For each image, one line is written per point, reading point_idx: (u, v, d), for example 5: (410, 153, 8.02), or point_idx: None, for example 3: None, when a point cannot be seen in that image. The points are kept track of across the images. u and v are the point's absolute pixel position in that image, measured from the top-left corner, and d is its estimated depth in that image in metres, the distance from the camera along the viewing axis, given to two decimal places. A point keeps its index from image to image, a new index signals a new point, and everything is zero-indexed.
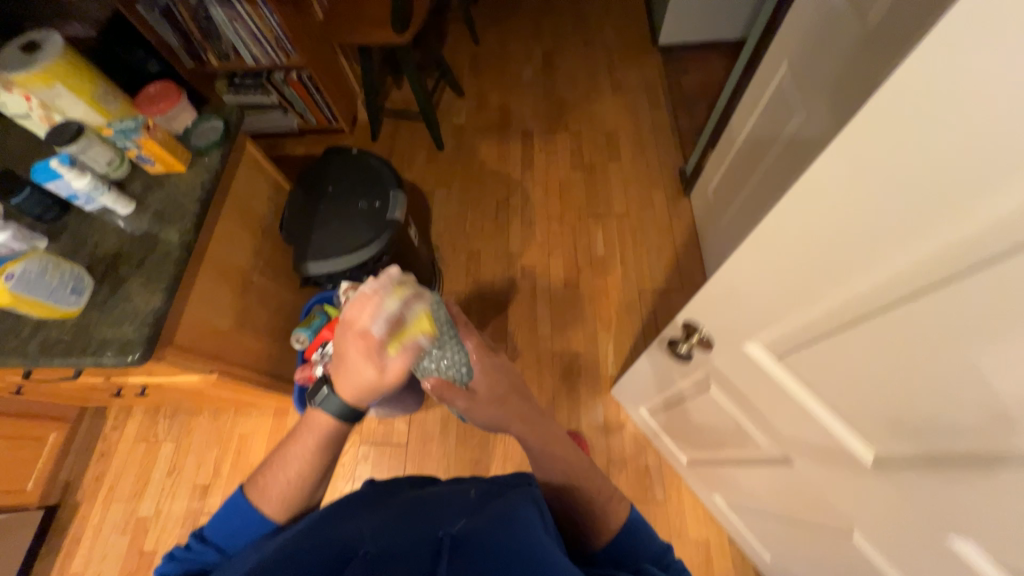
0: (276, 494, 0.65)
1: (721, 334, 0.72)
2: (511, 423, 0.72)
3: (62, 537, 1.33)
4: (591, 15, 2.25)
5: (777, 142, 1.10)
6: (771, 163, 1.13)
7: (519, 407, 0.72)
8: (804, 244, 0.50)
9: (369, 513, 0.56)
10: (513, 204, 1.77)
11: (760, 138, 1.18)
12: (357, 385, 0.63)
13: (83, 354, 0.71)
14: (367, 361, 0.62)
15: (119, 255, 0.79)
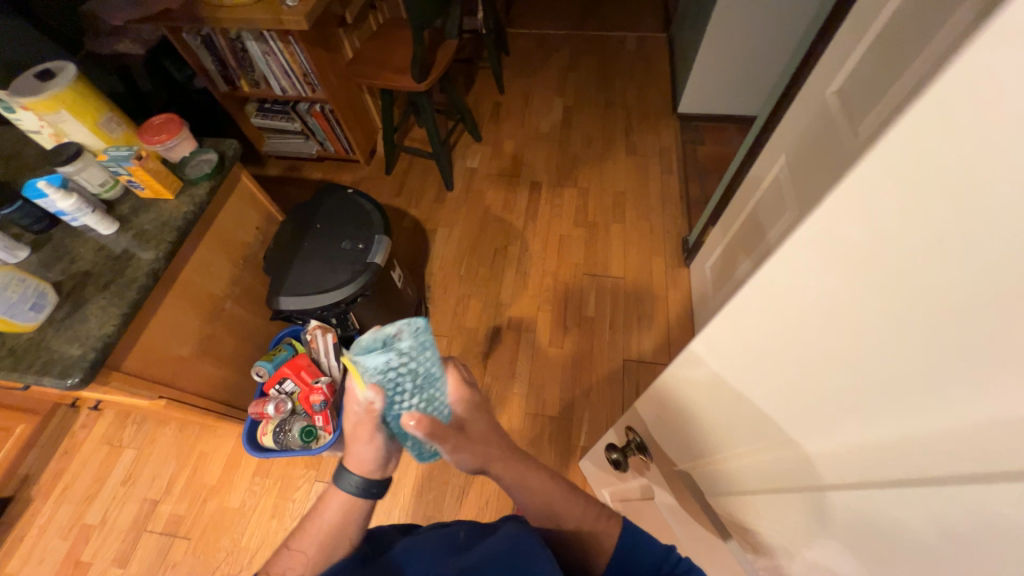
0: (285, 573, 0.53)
1: (683, 424, 0.60)
2: (496, 464, 0.62)
3: (7, 532, 1.32)
4: (616, 76, 2.31)
5: (769, 234, 1.06)
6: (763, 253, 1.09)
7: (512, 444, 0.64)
8: (760, 347, 0.42)
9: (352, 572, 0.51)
10: (510, 252, 1.77)
11: (756, 224, 1.15)
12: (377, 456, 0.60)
13: (27, 371, 0.71)
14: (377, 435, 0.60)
15: (89, 274, 0.81)
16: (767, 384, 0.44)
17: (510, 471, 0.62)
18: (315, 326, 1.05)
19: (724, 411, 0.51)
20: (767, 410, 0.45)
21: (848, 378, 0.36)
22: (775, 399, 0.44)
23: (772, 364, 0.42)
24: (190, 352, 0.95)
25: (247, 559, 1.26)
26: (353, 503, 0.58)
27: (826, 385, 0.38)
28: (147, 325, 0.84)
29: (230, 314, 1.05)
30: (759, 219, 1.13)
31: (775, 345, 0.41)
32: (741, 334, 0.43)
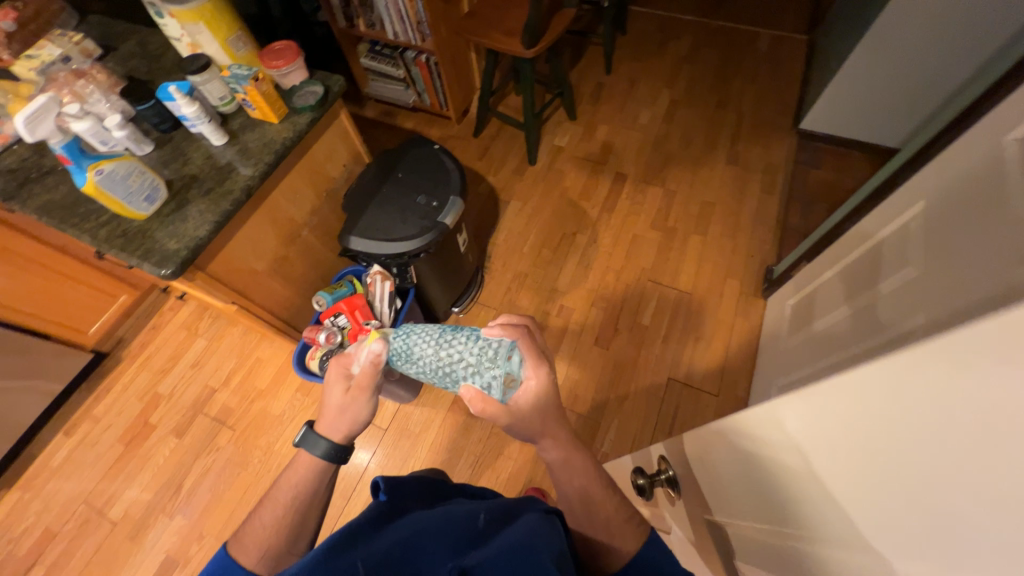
0: (259, 545, 0.56)
1: (751, 481, 0.55)
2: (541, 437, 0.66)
3: (99, 382, 1.55)
4: (736, 76, 2.10)
5: (873, 290, 0.94)
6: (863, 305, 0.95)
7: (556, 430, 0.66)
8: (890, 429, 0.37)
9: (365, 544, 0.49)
10: (577, 241, 1.72)
11: (863, 273, 1.01)
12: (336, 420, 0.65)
13: (133, 254, 0.80)
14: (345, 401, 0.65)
15: (195, 179, 0.88)
16: (860, 473, 0.39)
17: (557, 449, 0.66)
18: (377, 271, 1.09)
19: (794, 483, 0.48)
20: (856, 498, 0.40)
21: (970, 502, 0.30)
22: (875, 491, 0.38)
23: (895, 453, 0.36)
24: (264, 269, 1.02)
25: (276, 462, 1.39)
26: (321, 464, 0.63)
27: (942, 504, 0.32)
28: (233, 236, 0.91)
29: (305, 241, 1.11)
30: (870, 268, 0.99)
31: (898, 432, 0.36)
32: (860, 411, 0.40)
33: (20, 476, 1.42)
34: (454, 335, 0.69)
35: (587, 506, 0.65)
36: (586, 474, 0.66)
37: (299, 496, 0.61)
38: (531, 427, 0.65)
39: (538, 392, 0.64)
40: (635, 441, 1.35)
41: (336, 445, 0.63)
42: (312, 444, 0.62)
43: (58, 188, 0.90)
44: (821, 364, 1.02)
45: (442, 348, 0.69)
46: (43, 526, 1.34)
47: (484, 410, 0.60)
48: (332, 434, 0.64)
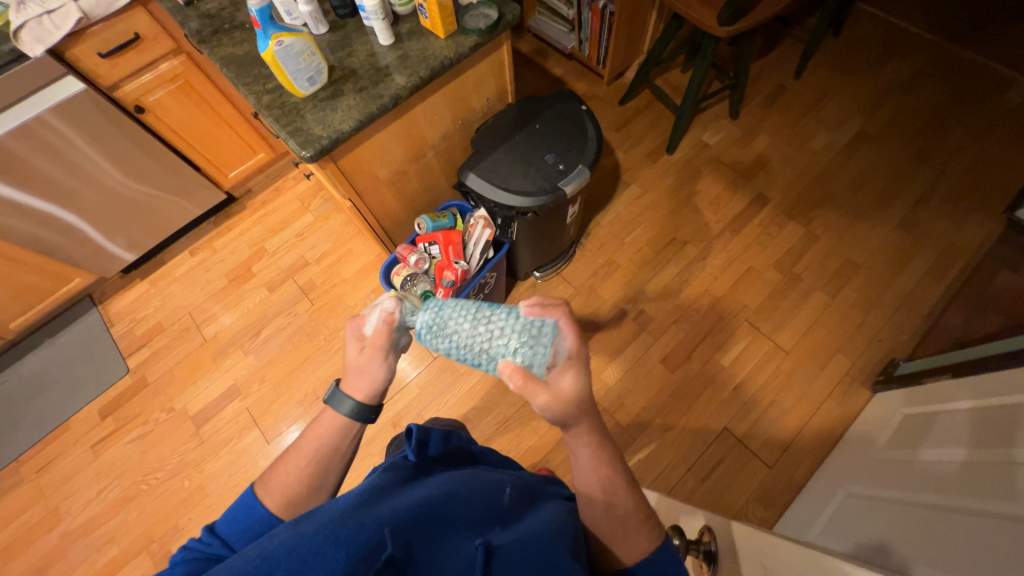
0: (284, 494, 0.62)
1: None
2: (577, 422, 0.62)
3: (225, 220, 1.77)
4: (957, 126, 1.70)
5: (1004, 450, 0.76)
6: (986, 461, 0.78)
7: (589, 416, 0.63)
8: None
9: (388, 495, 0.51)
10: (684, 251, 1.58)
11: (1000, 423, 0.83)
12: (355, 379, 0.66)
13: (283, 127, 0.85)
14: (362, 360, 0.66)
15: (355, 72, 0.90)
16: None
17: (589, 440, 0.63)
18: (481, 217, 1.08)
19: None
20: None
21: None
22: None
23: None
24: (385, 177, 1.05)
25: (337, 346, 1.53)
26: (347, 424, 0.65)
27: None
28: (369, 139, 0.93)
29: (428, 162, 1.11)
30: (1006, 421, 0.82)
31: None
32: None
33: (151, 273, 1.70)
34: (491, 311, 0.68)
35: (608, 503, 0.62)
36: (614, 472, 0.64)
37: (322, 451, 0.64)
38: (567, 413, 0.61)
39: (575, 372, 0.63)
40: (663, 473, 1.30)
41: (359, 402, 0.65)
42: (336, 402, 0.64)
43: (242, 44, 0.96)
44: (908, 492, 0.88)
45: (480, 324, 0.67)
46: (156, 319, 1.62)
47: (527, 384, 0.58)
48: (354, 393, 0.65)
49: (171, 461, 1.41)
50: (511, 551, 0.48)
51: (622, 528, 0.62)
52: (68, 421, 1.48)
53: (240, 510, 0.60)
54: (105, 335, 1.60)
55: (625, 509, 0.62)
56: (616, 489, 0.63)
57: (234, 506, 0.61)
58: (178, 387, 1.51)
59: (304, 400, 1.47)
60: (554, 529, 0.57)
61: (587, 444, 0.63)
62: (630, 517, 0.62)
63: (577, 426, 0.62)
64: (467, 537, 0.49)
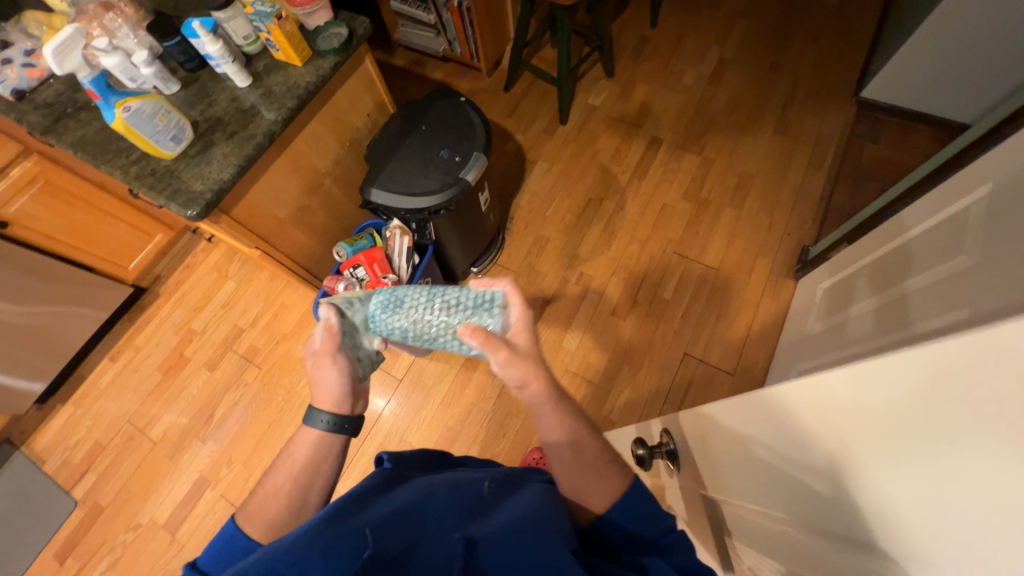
0: (265, 517, 0.60)
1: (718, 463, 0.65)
2: (534, 381, 0.64)
3: (140, 314, 1.65)
4: (796, 34, 1.91)
5: (910, 283, 0.89)
6: (901, 295, 0.89)
7: (549, 372, 0.65)
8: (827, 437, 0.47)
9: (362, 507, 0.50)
10: (604, 207, 1.66)
11: (904, 261, 0.95)
12: (322, 393, 0.69)
13: (161, 193, 0.82)
14: (320, 372, 0.69)
15: (220, 121, 0.88)
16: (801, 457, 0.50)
17: (548, 396, 0.64)
18: (397, 226, 1.09)
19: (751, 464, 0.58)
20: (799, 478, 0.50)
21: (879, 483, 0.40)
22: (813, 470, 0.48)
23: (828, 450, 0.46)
24: (288, 217, 1.03)
25: (298, 401, 1.48)
26: (325, 436, 0.67)
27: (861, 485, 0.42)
28: (256, 182, 0.91)
29: (328, 191, 1.10)
30: (902, 261, 0.95)
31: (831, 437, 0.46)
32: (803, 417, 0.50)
33: (73, 393, 1.56)
34: (443, 291, 0.72)
35: (574, 446, 0.64)
36: (579, 421, 0.66)
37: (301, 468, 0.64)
38: (526, 366, 0.63)
39: (525, 330, 0.67)
40: (644, 412, 1.36)
41: (331, 413, 0.67)
42: (312, 418, 0.67)
43: (93, 124, 0.92)
44: (844, 349, 0.99)
45: (434, 303, 0.71)
46: (93, 439, 1.49)
47: (488, 339, 0.61)
48: (324, 405, 0.68)
49: None
50: (495, 537, 0.47)
51: (593, 470, 0.63)
52: None
53: (220, 542, 0.57)
54: (39, 475, 1.45)
55: (593, 451, 0.65)
56: (584, 435, 0.66)
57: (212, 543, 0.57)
58: (138, 500, 1.39)
59: None
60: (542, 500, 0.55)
61: (549, 403, 0.64)
62: (597, 460, 0.64)
63: (538, 399, 0.65)
64: (447, 533, 0.48)
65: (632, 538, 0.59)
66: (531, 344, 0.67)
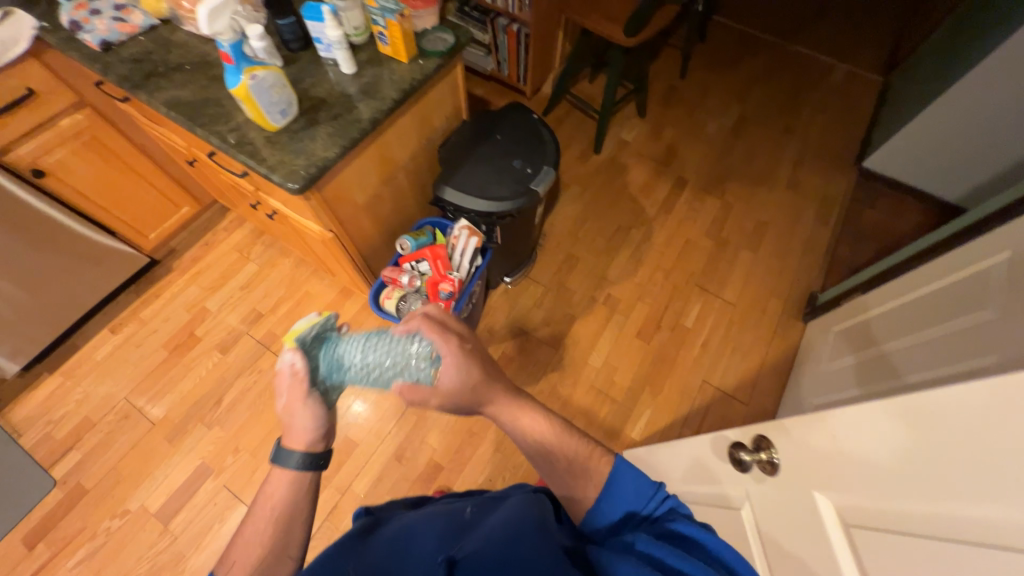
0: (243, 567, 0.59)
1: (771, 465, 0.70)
2: (484, 404, 0.71)
3: (150, 287, 1.57)
4: (806, 103, 2.13)
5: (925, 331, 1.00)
6: (923, 342, 0.99)
7: (492, 387, 0.71)
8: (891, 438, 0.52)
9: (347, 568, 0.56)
10: (631, 235, 1.75)
11: (922, 312, 1.06)
12: (294, 432, 0.67)
13: (263, 164, 0.82)
14: (292, 409, 0.69)
15: (324, 102, 0.90)
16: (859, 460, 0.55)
17: (501, 411, 0.71)
18: (465, 226, 1.12)
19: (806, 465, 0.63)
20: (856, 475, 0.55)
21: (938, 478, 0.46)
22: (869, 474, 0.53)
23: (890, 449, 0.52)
24: (362, 204, 1.04)
25: None
26: (297, 476, 0.66)
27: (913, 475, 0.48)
28: (349, 165, 0.92)
29: (399, 184, 1.12)
30: (919, 316, 1.06)
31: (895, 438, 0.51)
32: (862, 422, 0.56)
33: (64, 363, 1.44)
34: (376, 337, 0.75)
35: (542, 453, 0.69)
36: (542, 428, 0.70)
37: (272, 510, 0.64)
38: (469, 392, 0.69)
39: (460, 367, 0.70)
40: (664, 434, 1.41)
41: (304, 453, 0.66)
42: (282, 458, 0.65)
43: (184, 86, 0.91)
44: (865, 388, 1.08)
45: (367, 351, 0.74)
46: (82, 414, 1.38)
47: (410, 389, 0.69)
48: (296, 446, 0.66)
49: (140, 571, 1.20)
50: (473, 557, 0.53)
51: (569, 474, 0.68)
52: None
53: None
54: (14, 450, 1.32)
55: (562, 457, 0.69)
56: (552, 441, 0.70)
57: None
58: (129, 483, 1.29)
59: None
60: (520, 508, 0.62)
61: (504, 410, 0.71)
62: (570, 461, 0.68)
63: (500, 412, 0.71)
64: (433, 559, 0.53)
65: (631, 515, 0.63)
66: (466, 374, 0.69)
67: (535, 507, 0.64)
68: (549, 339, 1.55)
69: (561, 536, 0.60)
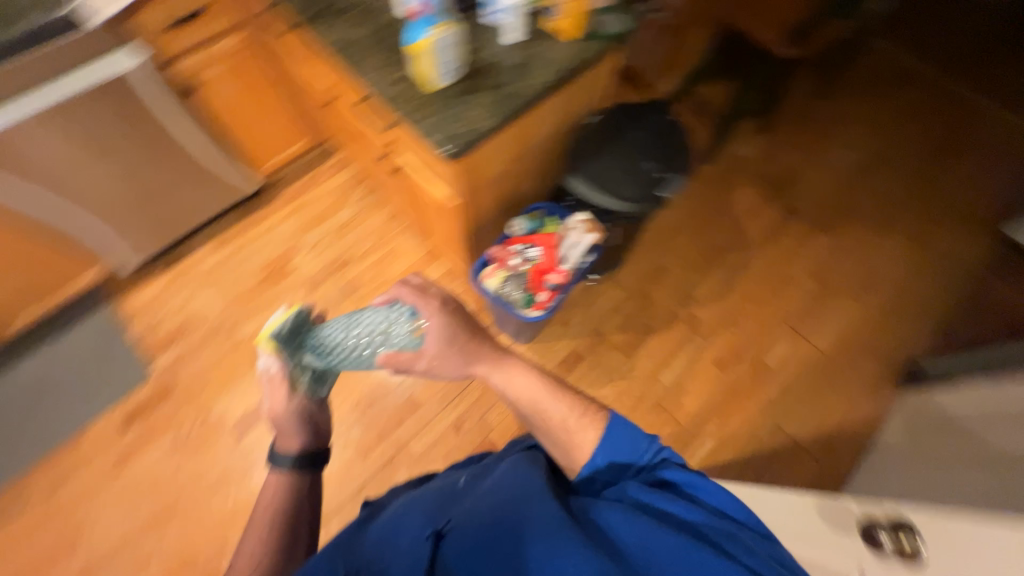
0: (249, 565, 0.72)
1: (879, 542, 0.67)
2: (481, 359, 0.85)
3: (254, 212, 1.65)
4: (956, 150, 1.89)
5: None
6: None
7: (486, 345, 0.85)
8: None
9: (353, 541, 0.69)
10: (728, 257, 1.66)
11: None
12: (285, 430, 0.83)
13: (418, 124, 0.82)
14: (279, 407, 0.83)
15: (484, 70, 0.87)
16: None
17: (494, 361, 0.85)
18: (582, 220, 1.07)
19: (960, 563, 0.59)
20: None
21: None
22: None
23: None
24: (491, 180, 1.02)
25: None
26: (291, 475, 0.82)
27: None
28: (494, 140, 0.90)
29: (526, 164, 1.09)
30: None
31: None
32: None
33: (171, 267, 1.55)
34: (358, 318, 0.89)
35: (537, 409, 0.79)
36: (535, 383, 0.82)
37: (269, 508, 0.79)
38: (466, 349, 0.84)
39: (442, 326, 0.83)
40: (723, 469, 1.36)
41: (297, 451, 0.83)
42: (275, 459, 0.82)
43: (347, 29, 0.91)
44: None
45: (351, 333, 0.87)
46: (182, 318, 1.49)
47: (398, 356, 0.84)
48: (290, 445, 0.83)
49: (213, 471, 1.31)
50: (461, 526, 0.64)
51: (563, 431, 0.75)
52: (86, 430, 1.34)
53: None
54: (120, 337, 1.45)
55: (559, 414, 0.77)
56: (542, 398, 0.80)
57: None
58: (213, 391, 1.40)
59: (358, 404, 1.40)
60: (507, 467, 0.73)
61: (500, 364, 0.84)
62: (563, 419, 0.76)
63: (499, 368, 0.85)
64: (423, 531, 0.64)
65: (622, 465, 0.70)
66: (446, 333, 0.82)
67: (524, 460, 0.74)
68: (623, 347, 1.51)
69: (555, 488, 0.68)
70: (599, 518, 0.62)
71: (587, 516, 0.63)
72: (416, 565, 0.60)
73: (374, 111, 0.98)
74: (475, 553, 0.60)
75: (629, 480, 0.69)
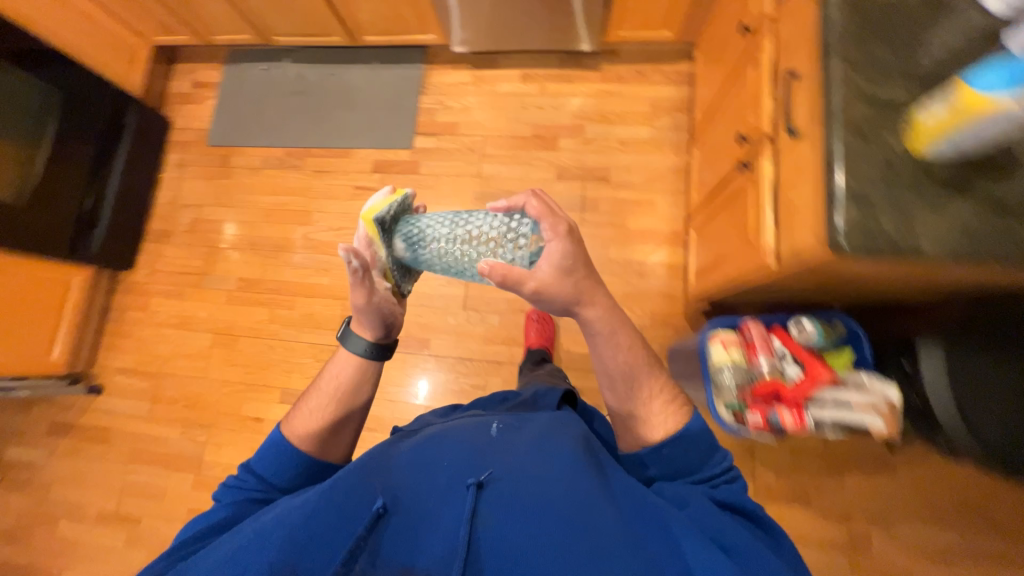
0: (301, 431, 0.75)
1: None
2: (585, 302, 0.64)
3: (574, 68, 1.54)
4: None
5: None
6: None
7: (603, 297, 0.65)
8: None
9: (388, 452, 0.72)
10: (989, 536, 1.16)
11: None
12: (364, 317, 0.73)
13: (848, 180, 0.57)
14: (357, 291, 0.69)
15: (1014, 172, 0.54)
16: None
17: (607, 310, 0.66)
18: (887, 397, 0.77)
19: None
20: None
21: None
22: None
23: None
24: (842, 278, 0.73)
25: None
26: (361, 361, 0.78)
27: None
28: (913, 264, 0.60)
29: (900, 287, 0.76)
30: None
31: None
32: None
33: (481, 68, 1.58)
34: (472, 215, 0.66)
35: (620, 371, 0.69)
36: (632, 353, 0.69)
37: (338, 389, 0.78)
38: (575, 287, 0.62)
39: (566, 253, 0.60)
40: None
41: (369, 342, 0.77)
42: (349, 342, 0.77)
43: None
44: None
45: (457, 227, 0.65)
46: (458, 119, 1.57)
47: (507, 277, 0.57)
48: (364, 334, 0.77)
49: None
50: (499, 483, 0.63)
51: (636, 399, 0.69)
52: (352, 150, 1.60)
53: (265, 455, 0.74)
54: (415, 98, 1.60)
55: (647, 391, 0.69)
56: (640, 370, 0.70)
57: (266, 446, 0.75)
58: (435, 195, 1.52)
59: (512, 301, 1.44)
60: (544, 434, 0.73)
61: (611, 322, 0.66)
62: (644, 395, 0.69)
63: (600, 321, 0.66)
64: (461, 480, 0.64)
65: (686, 473, 0.67)
66: (568, 260, 0.60)
67: (568, 431, 0.74)
68: (763, 489, 1.23)
69: (613, 472, 0.68)
70: (671, 529, 0.59)
71: (644, 511, 0.62)
72: (460, 515, 0.61)
73: (797, 100, 0.71)
74: (526, 516, 0.61)
75: (690, 487, 0.65)
